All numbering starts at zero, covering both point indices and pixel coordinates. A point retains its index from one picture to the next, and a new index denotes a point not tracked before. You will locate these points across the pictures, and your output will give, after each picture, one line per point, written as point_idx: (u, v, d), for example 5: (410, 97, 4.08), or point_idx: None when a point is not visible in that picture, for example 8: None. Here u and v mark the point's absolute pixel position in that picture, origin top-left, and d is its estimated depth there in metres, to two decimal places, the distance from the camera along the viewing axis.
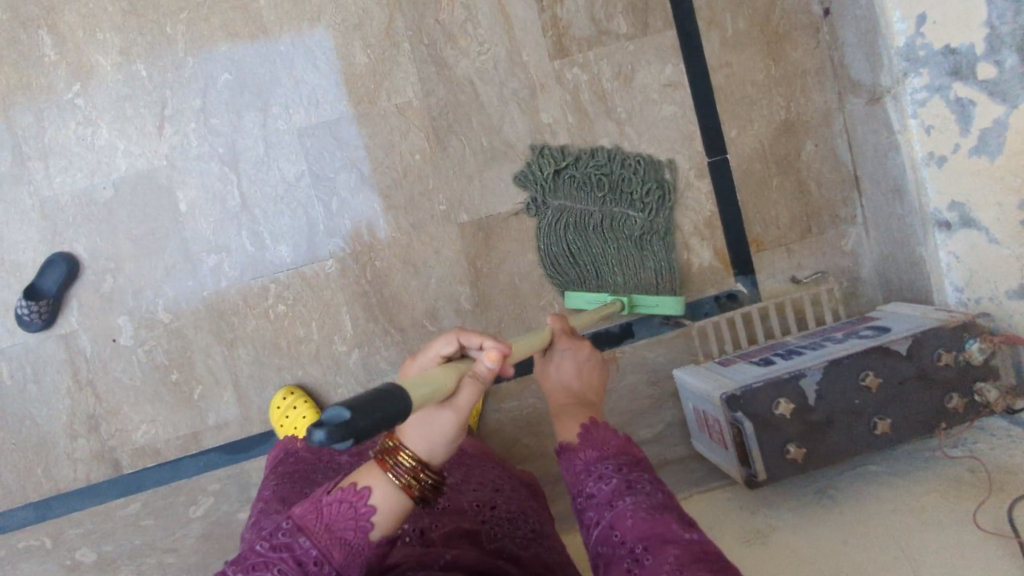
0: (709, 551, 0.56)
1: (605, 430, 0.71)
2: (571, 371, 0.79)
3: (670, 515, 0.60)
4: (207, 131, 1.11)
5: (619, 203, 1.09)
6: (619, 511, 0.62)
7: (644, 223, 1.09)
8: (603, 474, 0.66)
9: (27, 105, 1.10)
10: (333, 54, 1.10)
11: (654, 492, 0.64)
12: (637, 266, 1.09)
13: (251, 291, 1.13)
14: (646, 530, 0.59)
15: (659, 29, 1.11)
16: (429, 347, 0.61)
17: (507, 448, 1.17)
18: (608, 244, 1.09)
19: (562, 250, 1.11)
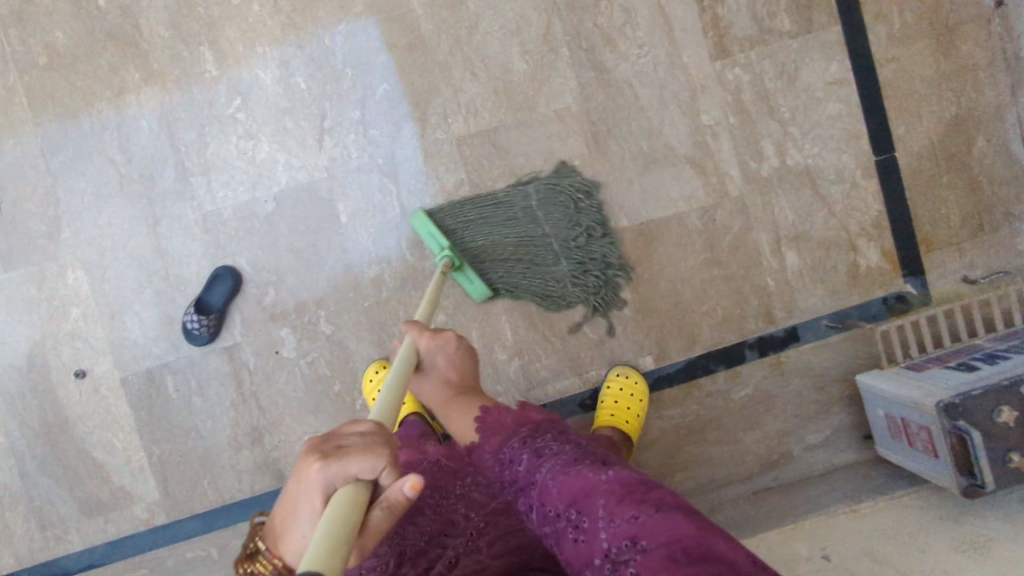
0: (626, 483, 0.61)
1: (499, 411, 0.81)
2: (450, 372, 0.88)
3: (583, 464, 0.66)
4: (366, 142, 1.11)
5: (557, 247, 1.07)
6: (542, 486, 0.67)
7: (557, 278, 1.09)
8: (518, 456, 0.73)
9: (188, 121, 1.11)
10: (491, 61, 1.09)
11: (563, 451, 0.70)
12: (510, 272, 1.07)
13: (412, 302, 1.13)
14: (569, 494, 0.64)
15: (825, 25, 1.08)
16: (345, 464, 0.56)
17: (669, 455, 1.16)
18: (517, 256, 1.07)
19: (455, 225, 1.07)
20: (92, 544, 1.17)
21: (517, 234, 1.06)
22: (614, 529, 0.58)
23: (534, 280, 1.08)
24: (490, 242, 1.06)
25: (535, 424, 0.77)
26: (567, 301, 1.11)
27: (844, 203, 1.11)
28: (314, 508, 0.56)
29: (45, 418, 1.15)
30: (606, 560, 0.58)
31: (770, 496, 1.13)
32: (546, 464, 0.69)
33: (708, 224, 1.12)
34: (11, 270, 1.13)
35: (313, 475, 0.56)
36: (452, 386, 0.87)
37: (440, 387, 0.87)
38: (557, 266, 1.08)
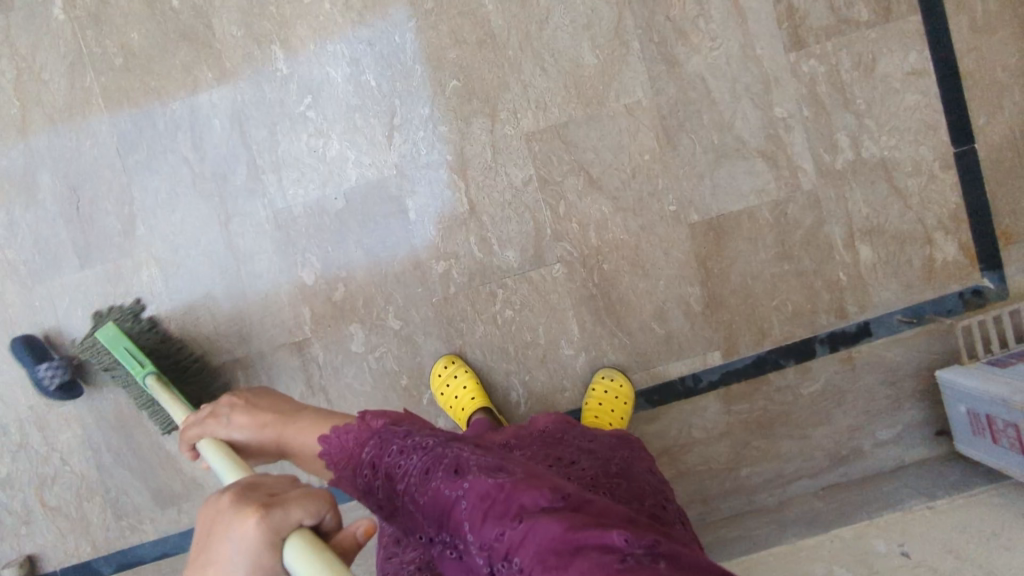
0: (483, 493, 0.52)
1: (341, 432, 0.68)
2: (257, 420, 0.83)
3: (433, 473, 0.56)
4: (435, 138, 1.11)
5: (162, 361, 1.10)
6: (411, 511, 0.58)
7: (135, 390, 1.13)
8: (377, 483, 0.61)
9: (261, 119, 1.12)
10: (561, 55, 1.09)
11: (410, 463, 0.58)
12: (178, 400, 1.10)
13: (480, 297, 1.13)
14: (436, 515, 0.55)
15: (904, 15, 1.07)
16: (291, 513, 0.51)
17: (736, 451, 1.15)
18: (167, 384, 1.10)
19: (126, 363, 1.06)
20: (165, 533, 1.19)
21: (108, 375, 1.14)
22: (486, 550, 0.50)
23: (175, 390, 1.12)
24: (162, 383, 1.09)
25: (376, 436, 0.64)
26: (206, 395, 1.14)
27: (921, 196, 1.10)
28: (250, 566, 0.50)
29: (120, 410, 1.17)
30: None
31: (842, 492, 1.12)
32: (402, 485, 0.58)
33: (780, 218, 1.11)
34: (87, 267, 1.15)
35: (250, 529, 0.50)
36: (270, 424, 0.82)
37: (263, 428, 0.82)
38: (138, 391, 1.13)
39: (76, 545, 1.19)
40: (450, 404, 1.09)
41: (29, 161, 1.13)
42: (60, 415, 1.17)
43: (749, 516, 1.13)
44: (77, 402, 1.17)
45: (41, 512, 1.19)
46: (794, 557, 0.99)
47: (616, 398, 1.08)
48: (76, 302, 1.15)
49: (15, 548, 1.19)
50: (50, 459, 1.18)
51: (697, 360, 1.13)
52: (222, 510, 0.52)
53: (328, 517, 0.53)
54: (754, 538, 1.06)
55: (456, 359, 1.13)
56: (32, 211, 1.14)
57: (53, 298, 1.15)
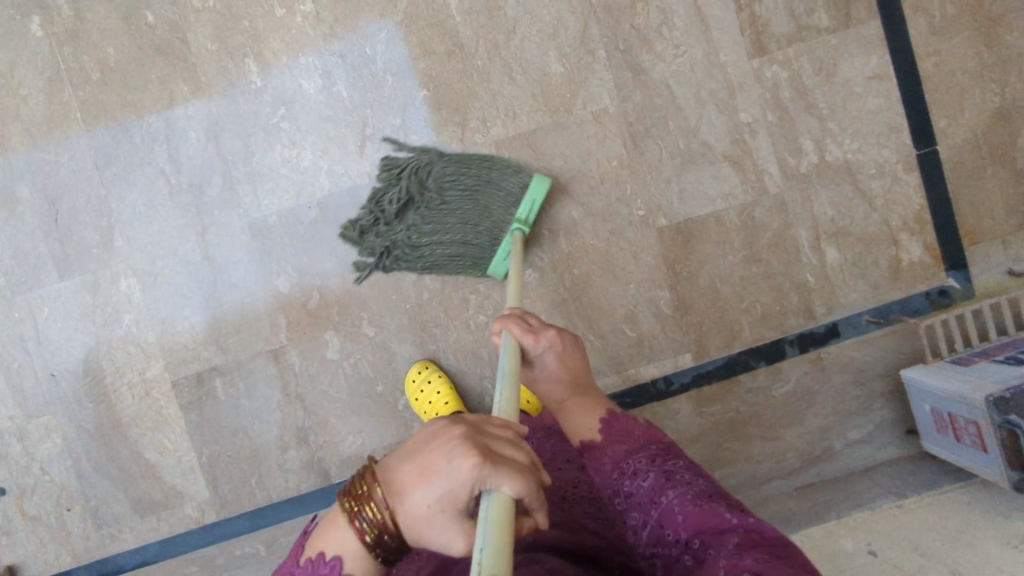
0: (764, 534, 0.57)
1: (625, 417, 0.73)
2: (574, 368, 0.78)
3: (718, 502, 0.61)
4: (407, 147, 1.13)
5: (486, 217, 1.09)
6: (666, 508, 0.63)
7: (389, 229, 1.12)
8: (643, 470, 0.67)
9: (235, 132, 1.14)
10: (528, 64, 1.11)
11: (696, 481, 0.65)
12: (470, 249, 1.11)
13: (453, 302, 1.15)
14: (698, 525, 0.60)
15: (864, 21, 1.09)
16: (499, 476, 0.52)
17: (709, 452, 1.16)
18: (463, 235, 1.10)
19: (461, 193, 1.10)
20: (145, 543, 1.20)
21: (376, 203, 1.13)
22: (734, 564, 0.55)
23: (440, 243, 1.11)
24: (462, 226, 1.10)
25: (665, 446, 0.70)
26: (458, 265, 1.13)
27: (885, 198, 1.12)
28: (446, 493, 0.52)
29: (99, 420, 1.18)
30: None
31: (814, 492, 1.13)
32: (673, 487, 0.64)
33: (747, 221, 1.12)
34: (66, 278, 1.16)
35: (461, 467, 0.52)
36: (571, 384, 0.77)
37: (563, 388, 0.77)
38: (399, 223, 1.12)
39: (56, 555, 1.20)
40: (424, 410, 1.08)
41: (9, 175, 1.15)
42: (40, 425, 1.18)
43: None
44: (56, 412, 1.18)
45: (21, 522, 1.19)
46: None
47: None
48: (55, 314, 1.17)
49: None
50: (29, 469, 1.19)
51: (668, 363, 1.15)
52: (450, 434, 0.55)
53: (525, 497, 0.53)
54: None
55: (430, 364, 1.14)
56: (12, 223, 1.15)
57: (32, 310, 1.17)
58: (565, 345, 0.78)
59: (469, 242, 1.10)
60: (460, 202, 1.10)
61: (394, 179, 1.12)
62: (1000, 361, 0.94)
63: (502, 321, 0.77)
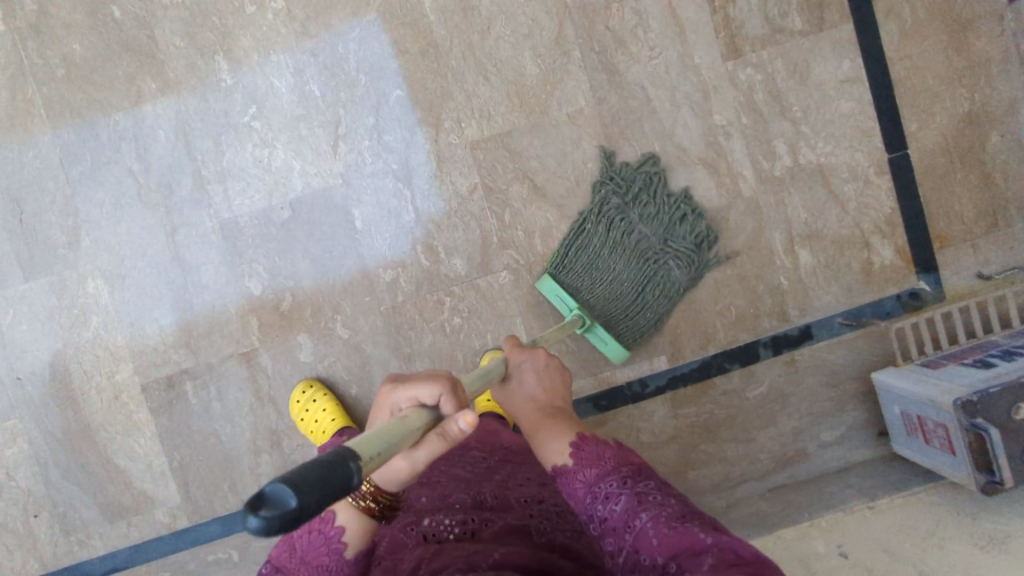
0: (739, 552, 0.56)
1: (596, 439, 0.72)
2: (542, 394, 0.81)
3: (693, 523, 0.60)
4: (380, 148, 1.11)
5: (629, 285, 1.07)
6: (640, 530, 0.62)
7: (626, 214, 1.09)
8: (614, 493, 0.65)
9: (205, 131, 1.12)
10: (503, 65, 1.11)
11: (668, 501, 0.63)
12: (600, 258, 1.08)
13: (428, 305, 1.14)
14: (673, 547, 0.59)
15: (837, 24, 1.10)
16: (412, 387, 0.60)
17: (684, 454, 1.16)
18: (615, 268, 1.07)
19: (643, 282, 1.08)
20: (115, 548, 1.18)
21: (665, 212, 1.09)
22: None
23: (606, 245, 1.08)
24: (617, 269, 1.07)
25: (635, 466, 0.69)
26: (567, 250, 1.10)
27: (858, 201, 1.12)
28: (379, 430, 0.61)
29: (67, 424, 1.16)
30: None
31: (787, 494, 1.14)
32: (646, 510, 0.62)
33: (721, 224, 1.13)
34: (31, 280, 1.13)
35: (387, 398, 0.62)
36: (542, 407, 0.79)
37: (532, 408, 0.80)
38: (636, 223, 1.08)
39: (23, 562, 1.18)
40: (310, 429, 1.07)
41: None
42: (6, 430, 1.16)
43: None
44: (22, 417, 1.15)
45: None
46: None
47: None
48: (21, 316, 1.14)
49: None
50: None
51: (643, 366, 1.15)
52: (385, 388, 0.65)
53: (442, 406, 0.59)
54: None
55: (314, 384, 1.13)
56: None
57: None
58: (541, 370, 0.83)
59: (601, 261, 1.08)
60: (633, 285, 1.08)
61: (686, 243, 1.09)
62: (965, 363, 0.96)
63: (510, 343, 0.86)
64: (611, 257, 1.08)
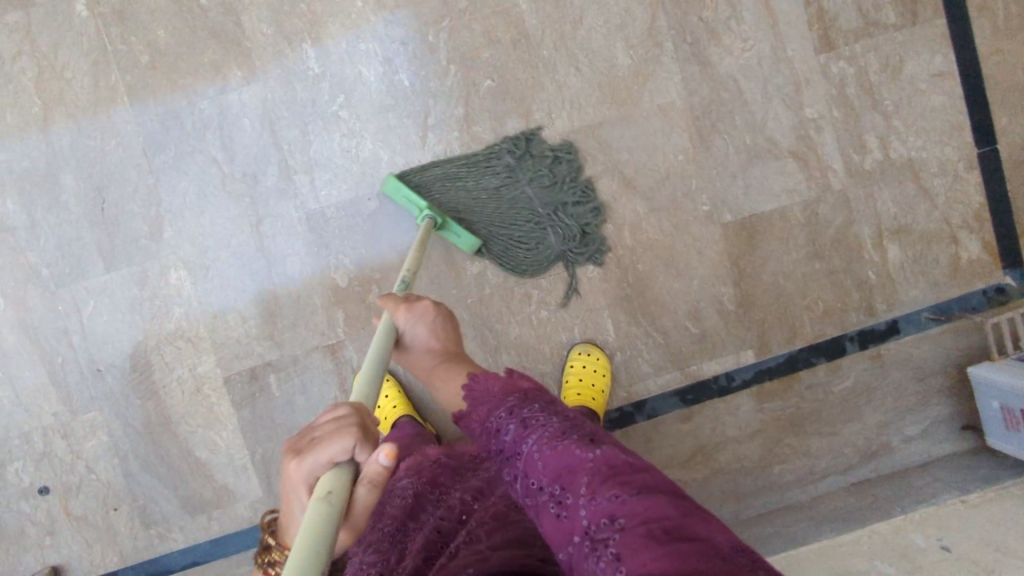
0: (613, 463, 0.57)
1: (487, 377, 0.74)
2: (433, 339, 0.83)
3: (572, 438, 0.61)
4: (470, 138, 1.10)
5: (497, 221, 1.08)
6: (527, 456, 0.62)
7: (516, 174, 1.08)
8: (504, 426, 0.66)
9: (293, 120, 1.10)
10: (595, 55, 1.10)
11: (551, 421, 0.64)
12: (484, 195, 1.08)
13: (514, 297, 1.13)
14: (553, 469, 0.59)
15: (929, 18, 1.10)
16: (322, 452, 0.54)
17: (769, 448, 1.16)
18: (492, 204, 1.08)
19: (514, 232, 1.09)
20: (196, 541, 1.17)
21: (564, 188, 1.09)
22: (595, 508, 0.55)
23: (485, 189, 1.08)
24: (493, 210, 1.08)
25: (522, 393, 0.69)
26: (434, 168, 1.08)
27: (947, 196, 1.12)
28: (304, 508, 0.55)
29: (148, 417, 1.14)
30: (586, 538, 0.55)
31: (873, 488, 1.14)
32: (532, 434, 0.63)
33: (811, 218, 1.12)
34: (113, 270, 1.11)
35: (294, 474, 0.54)
36: (437, 352, 0.82)
37: (426, 352, 0.82)
38: (523, 183, 1.08)
39: (102, 555, 1.16)
40: None
41: (52, 162, 1.10)
42: (85, 423, 1.14)
43: (783, 513, 1.14)
44: (102, 409, 1.14)
45: (66, 522, 1.15)
46: (834, 553, 1.01)
47: (594, 369, 1.08)
48: (101, 307, 1.12)
49: (38, 559, 1.16)
50: (74, 468, 1.14)
51: (729, 360, 1.15)
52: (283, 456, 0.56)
53: (359, 455, 0.54)
54: (792, 534, 1.08)
55: None
56: (55, 212, 1.10)
57: (77, 303, 1.12)
58: (428, 321, 0.83)
59: (479, 193, 1.08)
60: (506, 230, 1.08)
61: (575, 220, 1.10)
62: None
63: (388, 295, 0.83)
64: (490, 193, 1.08)
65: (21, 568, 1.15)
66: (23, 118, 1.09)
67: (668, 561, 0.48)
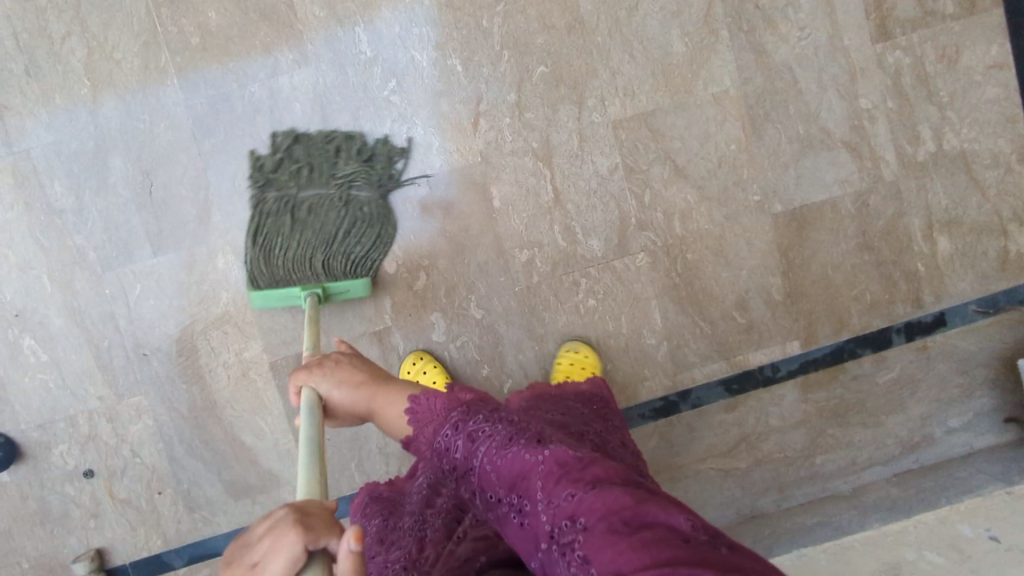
0: (562, 462, 0.57)
1: (426, 397, 0.75)
2: (351, 375, 0.82)
3: (518, 442, 0.61)
4: (522, 125, 1.09)
5: (335, 234, 1.04)
6: (481, 470, 0.62)
7: (286, 195, 1.05)
8: (453, 444, 0.66)
9: (344, 105, 1.08)
10: (650, 42, 1.08)
11: (496, 428, 0.63)
12: (299, 229, 1.03)
13: (563, 285, 1.12)
14: (508, 477, 0.60)
15: (988, 9, 1.09)
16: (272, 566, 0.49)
17: (812, 438, 1.16)
18: (313, 227, 1.03)
19: (347, 223, 1.05)
20: (240, 525, 1.17)
21: (319, 157, 1.06)
22: (554, 510, 0.55)
23: (292, 219, 1.04)
24: (316, 226, 1.03)
25: (463, 406, 0.69)
26: (256, 260, 1.04)
27: (999, 188, 1.12)
28: None
29: (193, 402, 1.14)
30: (551, 543, 0.54)
31: (915, 479, 1.15)
32: (480, 447, 0.63)
33: (862, 209, 1.12)
34: (160, 254, 1.10)
35: None
36: (363, 383, 0.82)
37: (353, 389, 0.81)
38: (297, 192, 1.05)
39: (146, 539, 1.16)
40: None
41: (100, 144, 1.08)
42: (131, 407, 1.13)
43: (826, 502, 1.15)
44: (148, 393, 1.13)
45: (110, 505, 1.15)
46: (882, 543, 1.01)
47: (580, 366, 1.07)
48: (147, 291, 1.11)
49: (82, 542, 1.15)
50: (119, 451, 1.14)
51: (775, 350, 1.14)
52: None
53: (314, 548, 0.50)
54: (836, 523, 1.09)
55: (424, 355, 1.11)
56: (102, 196, 1.09)
57: (124, 287, 1.11)
58: (340, 365, 0.83)
59: (299, 233, 1.03)
60: (341, 228, 1.05)
61: (359, 159, 1.07)
62: None
63: (295, 376, 0.82)
64: (298, 224, 1.03)
65: (65, 550, 1.15)
66: (71, 99, 1.07)
67: (632, 551, 0.48)
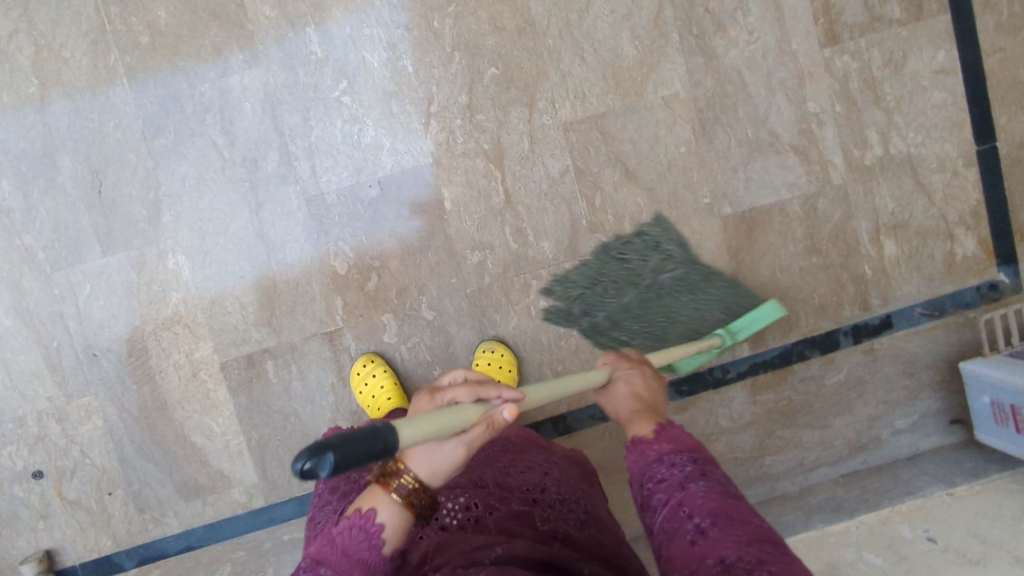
0: (779, 539, 0.52)
1: (680, 430, 0.65)
2: (642, 386, 0.74)
3: (744, 504, 0.56)
4: (473, 127, 1.10)
5: (685, 305, 1.11)
6: (691, 490, 0.57)
7: (605, 317, 1.12)
8: (680, 459, 0.60)
9: (294, 105, 1.08)
10: (600, 45, 1.09)
11: (730, 485, 0.59)
12: (650, 320, 1.11)
13: (514, 287, 1.13)
14: (716, 509, 0.54)
15: (934, 14, 1.10)
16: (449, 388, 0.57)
17: (761, 439, 1.17)
18: (660, 316, 1.11)
19: (675, 298, 1.11)
20: (190, 526, 1.16)
21: (609, 280, 1.12)
22: (744, 549, 0.50)
23: (633, 325, 1.11)
24: (665, 312, 1.11)
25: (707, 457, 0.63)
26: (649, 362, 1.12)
27: (944, 193, 1.13)
28: None
29: (144, 403, 1.13)
30: (718, 567, 0.49)
31: (862, 480, 1.16)
32: (704, 480, 0.58)
33: (811, 212, 1.13)
34: (110, 255, 1.10)
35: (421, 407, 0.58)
36: (638, 398, 0.72)
37: (626, 396, 0.73)
38: (610, 307, 1.11)
39: (95, 540, 1.16)
40: (367, 403, 1.07)
41: (48, 143, 1.07)
42: (80, 408, 1.13)
43: (773, 503, 1.16)
44: (97, 395, 1.13)
45: (59, 506, 1.14)
46: (823, 544, 1.02)
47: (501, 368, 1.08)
48: (98, 291, 1.11)
49: (32, 544, 1.15)
50: (69, 452, 1.14)
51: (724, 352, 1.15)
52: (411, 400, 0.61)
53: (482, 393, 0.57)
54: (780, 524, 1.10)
55: (375, 358, 1.11)
56: (51, 195, 1.08)
57: (73, 288, 1.10)
58: (629, 373, 0.76)
59: (659, 321, 1.11)
60: (687, 296, 1.11)
61: (652, 252, 1.12)
62: None
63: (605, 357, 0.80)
64: (646, 318, 1.11)
65: (14, 551, 1.15)
66: (19, 97, 1.07)
67: None
